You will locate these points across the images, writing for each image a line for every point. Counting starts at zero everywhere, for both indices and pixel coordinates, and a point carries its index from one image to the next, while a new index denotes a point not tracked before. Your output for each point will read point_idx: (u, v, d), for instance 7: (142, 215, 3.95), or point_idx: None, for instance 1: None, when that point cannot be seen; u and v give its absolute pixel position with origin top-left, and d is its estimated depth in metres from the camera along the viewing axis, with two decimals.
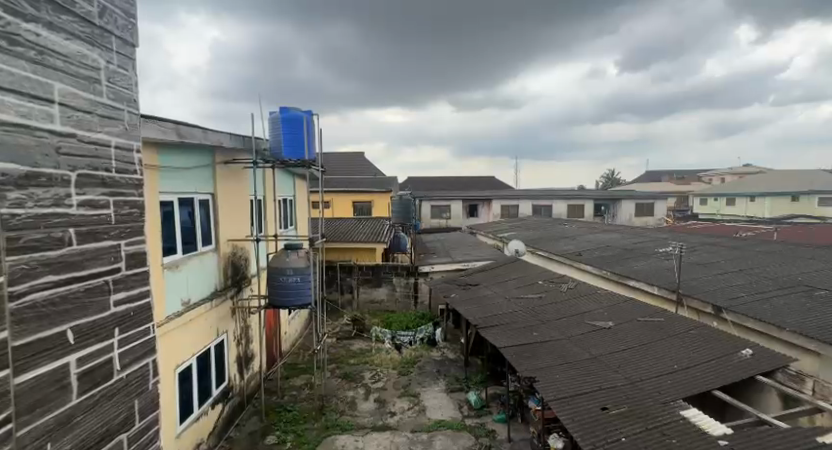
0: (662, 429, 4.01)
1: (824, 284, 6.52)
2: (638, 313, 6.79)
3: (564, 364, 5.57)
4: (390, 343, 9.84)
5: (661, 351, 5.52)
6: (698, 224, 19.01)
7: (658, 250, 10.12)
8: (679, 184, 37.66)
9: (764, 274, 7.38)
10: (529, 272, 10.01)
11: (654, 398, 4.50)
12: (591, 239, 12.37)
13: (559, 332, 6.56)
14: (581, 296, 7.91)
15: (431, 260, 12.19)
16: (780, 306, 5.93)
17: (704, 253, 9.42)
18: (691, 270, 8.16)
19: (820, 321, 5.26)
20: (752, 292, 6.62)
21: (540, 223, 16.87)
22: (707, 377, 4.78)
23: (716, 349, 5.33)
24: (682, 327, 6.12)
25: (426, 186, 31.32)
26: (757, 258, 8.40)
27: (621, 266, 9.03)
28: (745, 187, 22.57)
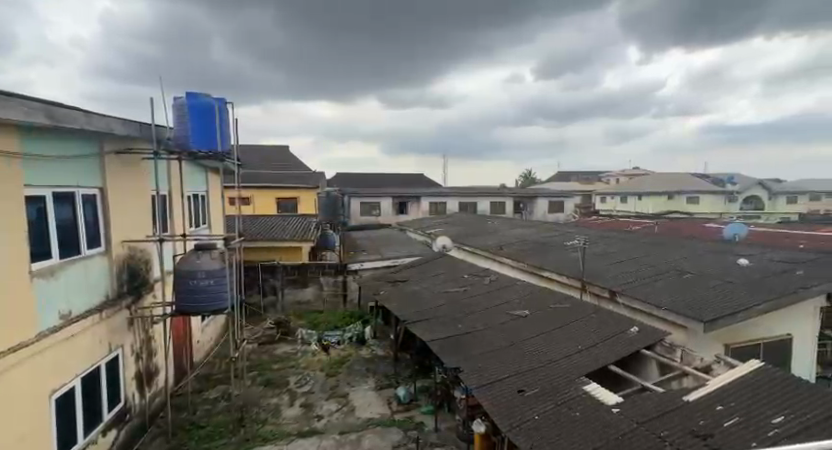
0: (568, 403, 4.63)
1: (691, 268, 7.76)
2: (547, 301, 7.56)
3: (484, 353, 6.07)
4: (317, 345, 9.84)
5: (564, 335, 6.22)
6: (600, 219, 21.24)
7: (566, 243, 11.22)
8: (585, 184, 41.57)
9: (649, 261, 8.57)
10: (453, 267, 10.56)
11: (562, 378, 5.14)
12: (510, 234, 13.31)
13: (479, 322, 7.11)
14: (501, 288, 8.60)
15: (359, 257, 12.28)
16: (659, 289, 6.97)
17: (603, 245, 10.64)
18: (592, 260, 9.21)
19: (687, 300, 6.31)
20: (638, 277, 7.68)
21: (465, 219, 17.68)
22: (600, 355, 5.51)
23: (608, 330, 6.14)
24: (583, 312, 6.95)
25: (355, 183, 31.15)
26: (644, 248, 9.70)
27: (533, 258, 9.92)
28: (637, 186, 25.69)
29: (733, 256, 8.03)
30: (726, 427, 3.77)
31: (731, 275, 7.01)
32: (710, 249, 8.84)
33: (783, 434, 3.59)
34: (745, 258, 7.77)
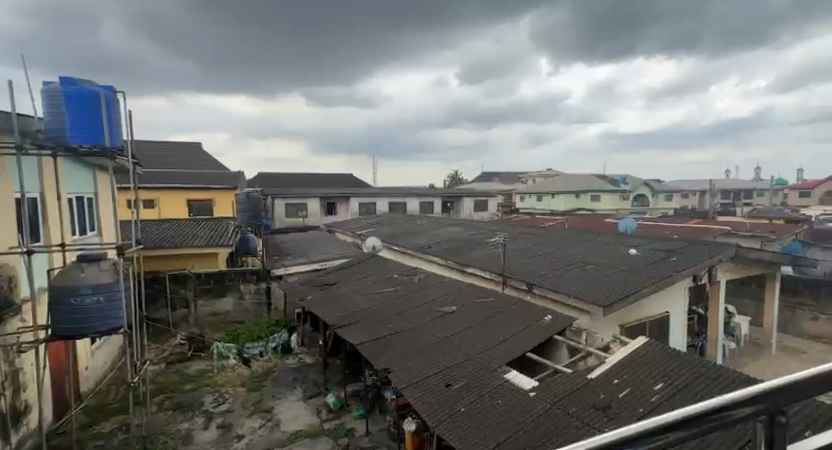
0: (491, 392, 4.97)
1: (595, 259, 8.64)
2: (471, 296, 7.97)
3: (414, 351, 6.16)
4: (236, 358, 9.31)
5: (487, 328, 6.59)
6: (522, 217, 22.58)
7: (489, 240, 11.82)
8: (508, 185, 43.79)
9: (561, 255, 9.35)
10: (381, 268, 10.67)
11: (485, 369, 5.47)
12: (438, 233, 13.70)
13: (407, 321, 7.17)
14: (430, 286, 8.87)
15: (284, 262, 11.92)
16: (569, 279, 7.68)
17: (522, 241, 11.39)
18: (512, 256, 9.80)
19: (590, 288, 7.05)
20: (551, 270, 8.40)
21: (395, 219, 17.85)
22: (519, 345, 5.95)
23: (525, 321, 6.63)
24: (504, 304, 7.42)
25: (279, 183, 29.92)
26: (558, 243, 10.53)
27: (459, 256, 10.37)
28: (553, 186, 27.60)
29: (625, 247, 9.12)
30: (621, 398, 4.36)
31: (626, 264, 7.94)
32: (608, 241, 9.91)
33: (662, 398, 4.26)
34: (635, 248, 8.86)
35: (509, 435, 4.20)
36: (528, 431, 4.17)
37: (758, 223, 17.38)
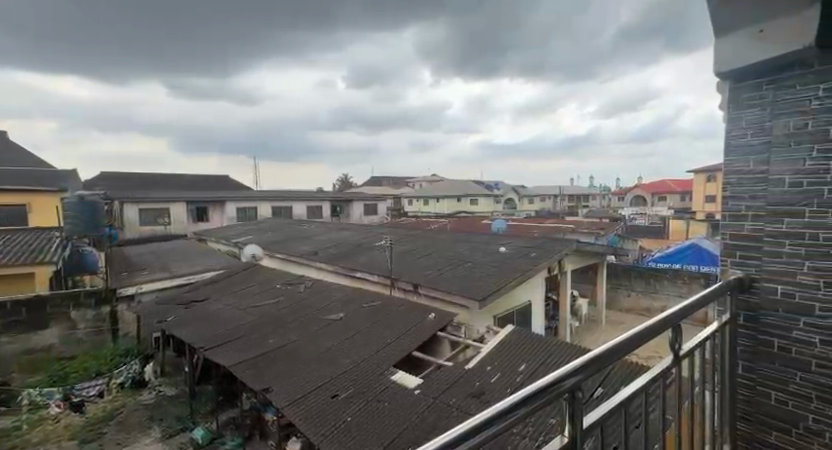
0: (377, 396, 4.90)
1: (472, 258, 9.18)
2: (359, 301, 7.78)
3: (297, 364, 5.76)
4: (62, 405, 7.42)
5: (375, 331, 6.50)
6: (409, 220, 23.00)
7: (376, 244, 11.80)
8: (395, 188, 44.38)
9: (443, 255, 9.75)
10: (259, 277, 9.97)
11: (372, 373, 5.39)
12: (324, 239, 13.25)
13: (290, 335, 6.67)
14: (316, 293, 8.47)
15: (138, 278, 10.24)
16: (450, 277, 8.04)
17: (407, 243, 11.60)
18: (398, 259, 9.91)
19: (468, 284, 7.45)
20: (434, 270, 8.69)
21: (279, 225, 16.80)
22: (404, 345, 6.01)
23: (411, 321, 6.71)
24: (391, 306, 7.42)
25: (136, 183, 25.91)
26: (441, 244, 10.96)
27: (345, 261, 10.15)
28: (438, 191, 28.64)
29: (497, 246, 9.91)
30: (491, 383, 4.68)
31: (498, 260, 8.61)
32: (482, 241, 10.68)
33: (524, 377, 4.70)
34: (505, 246, 9.74)
35: (396, 435, 4.19)
36: (413, 429, 4.21)
37: (594, 222, 20.54)
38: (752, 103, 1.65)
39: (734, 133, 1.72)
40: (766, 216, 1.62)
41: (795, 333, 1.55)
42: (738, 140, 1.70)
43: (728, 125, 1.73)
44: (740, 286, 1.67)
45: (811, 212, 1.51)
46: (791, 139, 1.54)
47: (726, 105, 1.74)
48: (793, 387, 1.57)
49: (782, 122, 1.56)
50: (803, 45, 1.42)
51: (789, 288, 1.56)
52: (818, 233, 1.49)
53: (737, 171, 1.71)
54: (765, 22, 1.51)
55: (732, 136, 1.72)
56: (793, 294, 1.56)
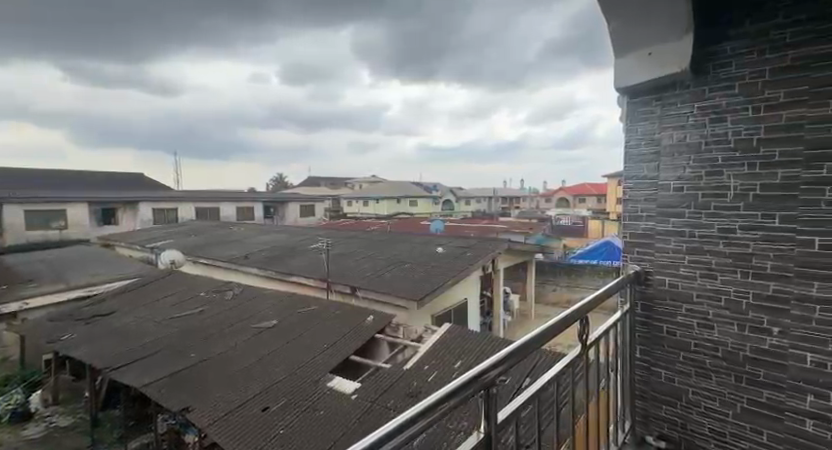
0: (313, 405, 4.60)
1: (410, 258, 9.18)
2: (294, 307, 7.28)
3: (222, 378, 5.22)
4: None
5: (311, 337, 6.14)
6: (347, 221, 22.48)
7: (311, 246, 11.39)
8: (332, 188, 43.27)
9: (381, 256, 9.64)
10: (182, 284, 9.24)
11: (307, 380, 5.07)
12: (255, 241, 12.54)
13: (217, 347, 6.09)
14: (247, 301, 7.88)
15: (30, 291, 8.95)
16: (388, 278, 7.94)
17: (344, 245, 11.33)
18: (334, 261, 9.64)
19: (406, 285, 7.39)
20: (372, 271, 8.51)
21: (204, 228, 15.62)
22: (342, 350, 5.73)
23: (349, 324, 6.41)
24: (329, 309, 7.05)
25: (33, 180, 22.79)
26: (378, 246, 10.83)
27: (278, 264, 9.66)
28: (375, 191, 28.33)
29: (434, 247, 10.03)
30: (430, 382, 4.71)
31: (436, 261, 8.70)
32: (419, 242, 10.74)
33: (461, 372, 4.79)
34: (442, 247, 9.89)
35: (333, 442, 3.98)
36: (350, 437, 4.01)
37: (524, 221, 21.54)
38: (644, 117, 1.79)
39: (631, 144, 1.85)
40: (653, 217, 1.79)
41: (680, 318, 1.72)
42: (633, 150, 1.83)
43: (626, 137, 1.86)
44: (638, 278, 1.80)
45: (690, 213, 1.68)
46: (672, 149, 1.71)
47: (623, 119, 1.87)
48: (677, 365, 1.74)
49: (666, 133, 1.73)
50: (681, 69, 1.61)
51: (673, 278, 1.73)
52: (695, 230, 1.67)
53: (631, 178, 1.85)
54: (652, 47, 1.67)
55: (629, 147, 1.85)
56: (677, 285, 1.73)
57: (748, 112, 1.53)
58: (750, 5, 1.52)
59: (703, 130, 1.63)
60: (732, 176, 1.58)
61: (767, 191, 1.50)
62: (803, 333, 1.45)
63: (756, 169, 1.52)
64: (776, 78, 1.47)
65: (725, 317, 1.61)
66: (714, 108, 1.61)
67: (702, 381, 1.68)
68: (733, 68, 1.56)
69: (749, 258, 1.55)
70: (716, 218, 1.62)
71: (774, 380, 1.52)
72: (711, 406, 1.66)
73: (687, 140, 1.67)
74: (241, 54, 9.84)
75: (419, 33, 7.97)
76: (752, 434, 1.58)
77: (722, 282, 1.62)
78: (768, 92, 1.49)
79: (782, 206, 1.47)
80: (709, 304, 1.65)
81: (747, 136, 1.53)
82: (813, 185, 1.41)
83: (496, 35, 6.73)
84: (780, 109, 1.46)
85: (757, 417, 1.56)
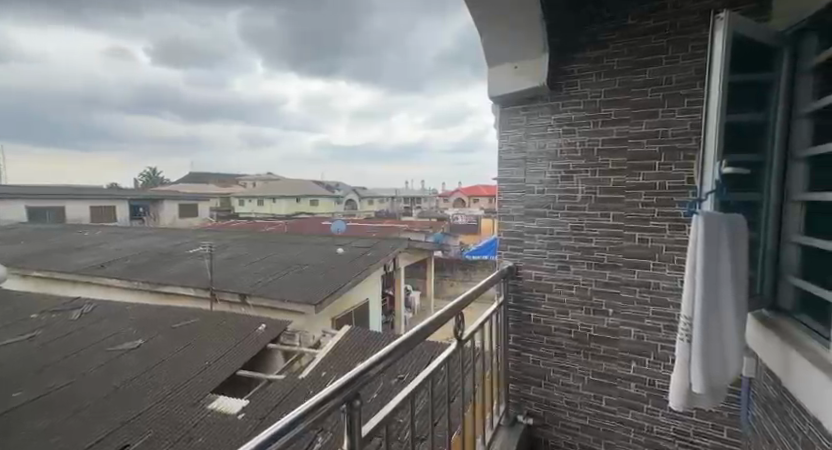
0: (193, 432, 3.62)
1: (306, 261, 8.77)
2: (167, 322, 6.12)
3: (64, 413, 3.81)
4: None
5: (190, 355, 5.09)
6: (234, 221, 20.41)
7: (190, 251, 10.19)
8: None
9: (274, 259, 9.06)
10: (18, 303, 7.48)
11: (185, 404, 4.05)
12: (117, 248, 10.80)
13: (56, 378, 4.50)
14: (105, 318, 6.42)
15: None
16: (283, 281, 7.45)
17: (230, 248, 10.39)
18: (220, 266, 8.78)
19: (301, 289, 6.96)
20: (265, 275, 7.90)
21: (46, 232, 12.86)
22: (229, 366, 4.85)
23: (236, 336, 5.63)
24: (211, 323, 6.08)
25: None
26: (269, 248, 10.17)
27: (150, 272, 8.45)
28: (268, 189, 25.21)
29: (333, 248, 9.76)
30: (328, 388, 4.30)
31: (334, 262, 8.47)
32: (316, 244, 10.33)
33: None
34: (342, 248, 9.66)
35: None
36: None
37: (423, 221, 22.03)
38: (513, 125, 1.97)
39: (504, 149, 2.01)
40: (521, 217, 1.97)
41: (543, 306, 1.93)
42: (506, 155, 2.00)
43: (499, 142, 2.02)
44: (511, 272, 1.96)
45: (550, 212, 1.90)
46: (536, 155, 1.91)
47: (497, 126, 2.03)
48: (541, 349, 1.95)
49: (531, 141, 1.93)
50: (540, 83, 1.81)
51: (539, 272, 1.93)
52: (554, 228, 1.89)
53: (504, 180, 2.01)
54: (517, 61, 1.84)
55: (503, 152, 2.01)
56: (541, 277, 1.93)
57: (591, 125, 1.78)
58: (591, 34, 1.77)
59: (560, 139, 1.85)
60: (582, 182, 1.82)
61: (604, 194, 1.77)
62: (631, 312, 1.74)
63: (596, 175, 1.78)
64: (608, 98, 1.74)
65: (576, 303, 1.85)
66: (566, 121, 1.83)
67: (559, 361, 1.91)
68: (579, 86, 1.80)
69: (593, 251, 1.81)
70: (569, 217, 1.85)
71: (611, 354, 1.79)
72: (566, 381, 1.90)
73: (547, 148, 1.89)
74: (101, 23, 8.39)
75: (319, 25, 7.73)
76: (596, 401, 1.84)
77: (574, 273, 1.86)
78: (605, 110, 1.75)
79: (615, 207, 1.75)
80: (565, 292, 1.87)
81: (590, 146, 1.78)
82: (634, 189, 1.70)
83: (396, 34, 6.84)
84: (613, 125, 1.74)
85: (599, 387, 1.83)
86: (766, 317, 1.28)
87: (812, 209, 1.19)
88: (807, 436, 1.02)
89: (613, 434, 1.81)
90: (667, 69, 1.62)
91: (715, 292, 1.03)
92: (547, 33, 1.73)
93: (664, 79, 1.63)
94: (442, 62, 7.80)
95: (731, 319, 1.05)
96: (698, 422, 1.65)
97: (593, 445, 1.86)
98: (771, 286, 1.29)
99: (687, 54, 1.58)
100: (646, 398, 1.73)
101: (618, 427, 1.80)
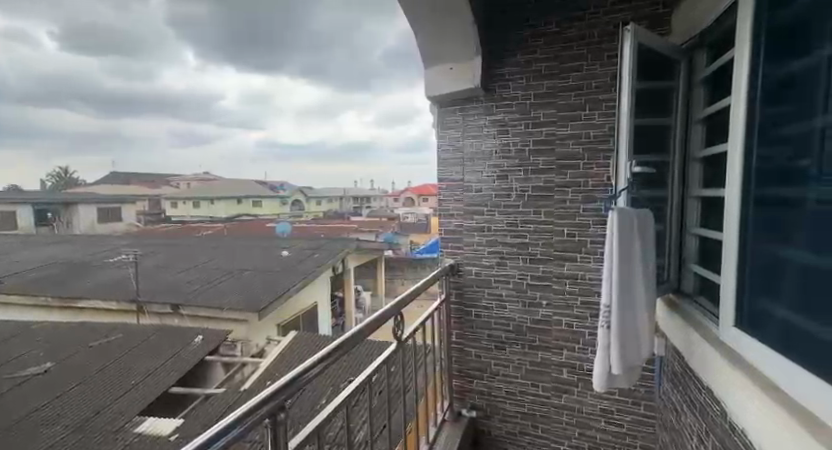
0: None
1: (247, 266, 8.37)
2: (85, 340, 5.55)
3: None
4: None
5: (112, 374, 4.64)
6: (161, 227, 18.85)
7: (111, 260, 9.29)
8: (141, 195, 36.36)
9: (211, 265, 8.55)
10: None
11: (105, 430, 3.67)
12: (23, 259, 9.62)
13: None
14: (8, 340, 5.70)
15: None
16: (220, 288, 7.06)
17: (159, 255, 9.62)
18: (148, 274, 8.12)
19: (242, 295, 6.64)
20: (201, 283, 7.43)
21: None
22: (158, 384, 4.49)
23: (167, 351, 5.23)
24: (137, 338, 5.61)
25: None
26: (205, 254, 9.57)
27: (64, 284, 7.63)
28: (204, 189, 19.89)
29: (276, 251, 9.38)
30: None
31: (278, 266, 8.19)
32: (258, 247, 9.86)
33: None
34: (286, 251, 9.31)
35: None
36: None
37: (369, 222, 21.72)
38: (451, 125, 2.01)
39: (443, 149, 2.05)
40: (462, 215, 2.02)
41: (483, 301, 2.00)
42: (445, 155, 2.04)
43: (438, 141, 2.05)
44: (452, 270, 2.00)
45: (488, 210, 1.96)
46: (474, 156, 1.97)
47: (435, 126, 2.07)
48: (481, 342, 2.01)
49: (468, 141, 1.98)
50: (474, 85, 1.87)
51: (478, 268, 1.99)
52: (492, 225, 1.96)
53: (445, 179, 2.04)
54: (453, 62, 1.89)
55: (442, 152, 2.05)
56: (480, 273, 2.00)
57: (522, 126, 1.87)
58: (520, 39, 1.85)
59: (495, 139, 1.92)
60: (517, 181, 1.90)
61: (536, 192, 1.86)
62: (562, 302, 1.85)
63: (528, 174, 1.87)
64: (537, 101, 1.84)
65: (513, 296, 1.94)
66: (500, 122, 1.91)
67: (499, 353, 1.98)
68: (510, 89, 1.88)
69: (527, 246, 1.90)
70: (506, 214, 1.93)
71: (545, 343, 1.89)
72: (506, 372, 1.98)
73: (483, 148, 1.95)
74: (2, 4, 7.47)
75: (260, 15, 7.32)
76: (532, 389, 1.94)
77: (511, 268, 1.94)
78: (533, 112, 1.85)
79: (547, 204, 1.85)
80: (503, 287, 1.95)
81: (522, 147, 1.87)
82: (563, 187, 1.82)
83: (343, 28, 6.75)
84: (543, 126, 1.83)
85: (536, 374, 1.93)
86: (674, 301, 1.42)
87: (707, 204, 1.34)
88: (705, 405, 1.14)
89: (549, 419, 1.92)
90: (586, 75, 1.74)
91: (629, 282, 1.13)
92: (479, 36, 1.80)
93: (584, 85, 1.75)
94: (389, 60, 7.71)
95: (642, 305, 1.16)
96: (621, 400, 1.79)
97: (531, 430, 1.95)
98: (677, 273, 1.43)
99: (603, 63, 1.71)
100: (576, 382, 1.86)
101: (553, 411, 1.91)
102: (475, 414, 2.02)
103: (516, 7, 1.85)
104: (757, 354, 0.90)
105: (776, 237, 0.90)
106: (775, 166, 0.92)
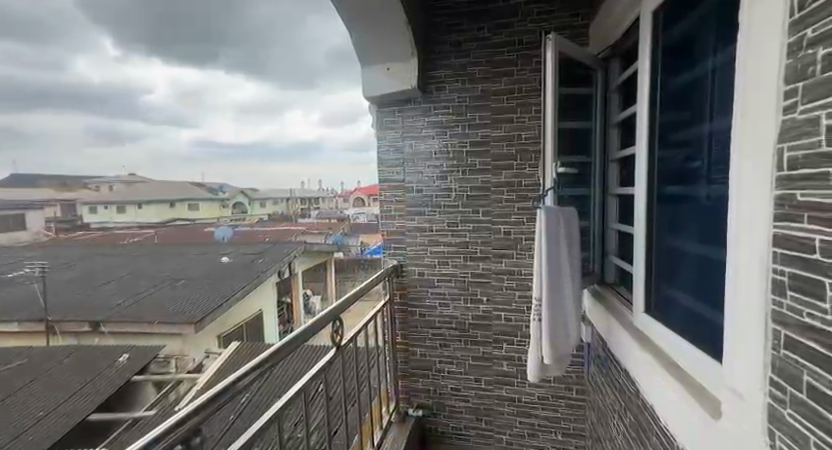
0: None
1: (182, 275, 7.80)
2: None
3: None
4: None
5: (15, 404, 4.09)
6: None
7: (13, 274, 8.15)
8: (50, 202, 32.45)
9: (139, 276, 7.84)
10: None
11: None
12: None
13: None
14: None
15: None
16: (150, 300, 6.52)
17: (74, 268, 8.63)
18: (61, 289, 7.27)
19: (176, 306, 6.19)
20: (127, 296, 6.82)
21: None
22: (73, 413, 4.03)
23: (84, 374, 4.72)
24: (48, 362, 5.01)
25: None
26: (130, 264, 8.71)
27: None
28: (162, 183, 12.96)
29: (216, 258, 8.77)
30: None
31: (216, 273, 7.76)
32: (194, 254, 9.18)
33: None
34: (227, 256, 8.81)
35: None
36: None
37: None
38: (390, 126, 2.02)
39: (383, 150, 2.04)
40: (405, 216, 2.03)
41: (427, 301, 2.02)
42: (386, 156, 2.03)
43: (378, 142, 2.05)
44: (396, 271, 2.01)
45: (429, 210, 1.99)
46: (414, 156, 1.99)
47: (374, 127, 2.06)
48: (427, 341, 2.04)
49: (408, 142, 2.00)
50: (410, 87, 1.89)
51: (421, 268, 2.02)
52: (434, 225, 1.99)
53: (388, 180, 2.04)
54: (389, 63, 1.89)
55: (382, 153, 2.04)
56: (423, 273, 2.02)
57: (460, 128, 1.92)
58: (454, 42, 1.90)
59: (435, 140, 1.95)
60: (456, 181, 1.95)
61: (474, 192, 1.92)
62: (501, 298, 1.93)
63: (466, 174, 1.93)
64: (473, 103, 1.89)
65: (456, 294, 1.98)
66: (438, 123, 1.95)
67: (443, 350, 2.02)
68: (447, 91, 1.93)
69: (467, 245, 1.96)
70: (446, 214, 1.97)
71: (486, 337, 1.96)
72: (451, 369, 2.02)
73: (423, 148, 1.98)
74: None
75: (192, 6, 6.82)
76: (475, 383, 2.00)
77: (453, 267, 1.98)
78: (470, 114, 1.90)
79: (485, 203, 1.91)
80: (446, 285, 1.99)
81: (460, 148, 1.93)
82: (499, 186, 1.89)
83: (284, 25, 6.48)
84: (478, 128, 1.90)
85: (478, 369, 1.99)
86: (597, 292, 1.53)
87: (622, 202, 1.46)
88: (624, 385, 1.24)
89: (493, 411, 1.99)
90: (517, 80, 1.83)
91: (557, 276, 1.21)
92: (414, 38, 1.83)
93: (515, 89, 1.84)
94: (334, 58, 7.43)
95: (569, 298, 1.24)
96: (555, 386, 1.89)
97: (476, 424, 2.01)
98: (599, 264, 1.55)
99: (531, 68, 1.81)
100: (516, 372, 1.94)
101: (496, 403, 1.98)
102: (422, 414, 2.04)
103: (449, 11, 1.90)
104: (663, 336, 1.00)
105: (678, 228, 1.02)
106: (675, 166, 1.04)
